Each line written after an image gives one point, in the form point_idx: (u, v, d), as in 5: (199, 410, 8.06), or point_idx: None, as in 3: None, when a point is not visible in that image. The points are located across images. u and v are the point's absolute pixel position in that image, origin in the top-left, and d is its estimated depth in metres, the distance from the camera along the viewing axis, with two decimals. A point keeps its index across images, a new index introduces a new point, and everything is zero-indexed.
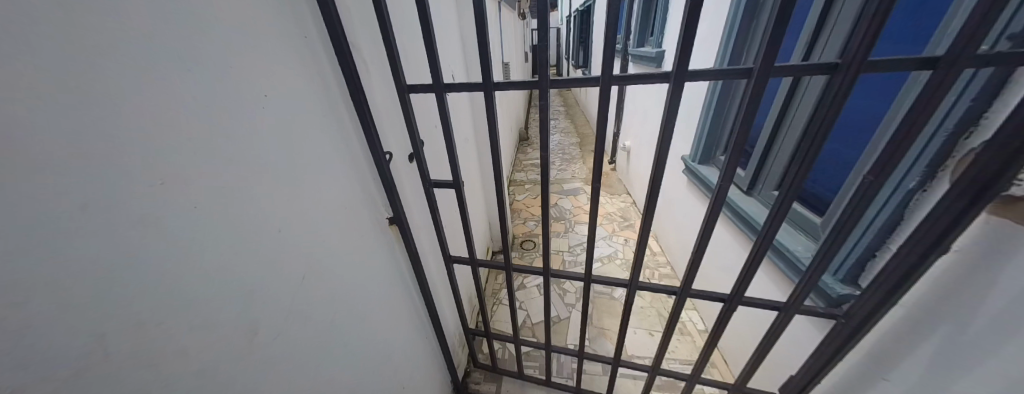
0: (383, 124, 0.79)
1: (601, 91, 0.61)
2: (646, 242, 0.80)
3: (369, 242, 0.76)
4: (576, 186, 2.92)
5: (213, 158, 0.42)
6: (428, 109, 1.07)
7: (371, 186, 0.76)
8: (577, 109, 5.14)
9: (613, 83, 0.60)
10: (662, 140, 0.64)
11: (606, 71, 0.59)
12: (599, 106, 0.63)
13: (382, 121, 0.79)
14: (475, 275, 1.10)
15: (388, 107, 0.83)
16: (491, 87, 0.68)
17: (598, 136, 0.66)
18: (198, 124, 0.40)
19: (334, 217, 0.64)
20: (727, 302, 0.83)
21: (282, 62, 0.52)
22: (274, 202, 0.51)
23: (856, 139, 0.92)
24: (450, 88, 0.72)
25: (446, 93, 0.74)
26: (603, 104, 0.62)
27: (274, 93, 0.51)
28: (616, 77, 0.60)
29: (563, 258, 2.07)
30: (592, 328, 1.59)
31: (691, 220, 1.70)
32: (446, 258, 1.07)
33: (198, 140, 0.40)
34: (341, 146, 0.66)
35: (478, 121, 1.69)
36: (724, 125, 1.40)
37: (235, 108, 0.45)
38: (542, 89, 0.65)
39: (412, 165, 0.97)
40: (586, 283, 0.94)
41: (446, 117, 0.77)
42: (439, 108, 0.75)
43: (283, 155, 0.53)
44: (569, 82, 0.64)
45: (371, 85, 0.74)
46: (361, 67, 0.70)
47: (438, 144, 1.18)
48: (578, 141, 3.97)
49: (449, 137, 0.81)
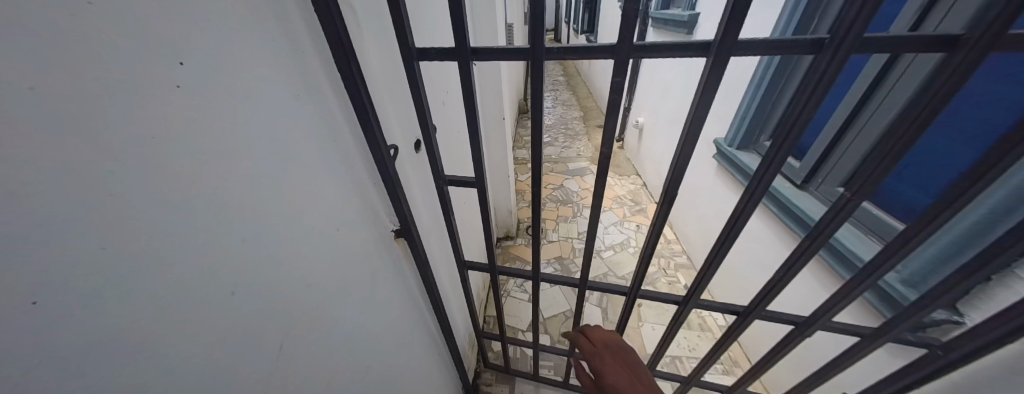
0: (385, 104, 0.58)
1: (712, 64, 0.42)
2: (719, 258, 0.65)
3: (373, 264, 0.58)
4: (582, 165, 2.74)
5: (114, 194, 0.23)
6: (438, 81, 0.84)
7: (373, 193, 0.56)
8: (577, 80, 4.88)
9: (734, 55, 0.41)
10: (784, 139, 0.47)
11: (727, 36, 0.39)
12: (703, 88, 0.44)
13: (385, 98, 0.58)
14: (495, 283, 0.95)
15: (391, 76, 0.61)
16: (542, 57, 0.47)
17: (693, 129, 0.48)
18: (71, 129, 0.21)
19: (323, 243, 0.46)
20: (802, 326, 0.71)
21: (229, 12, 0.30)
22: (226, 240, 0.32)
23: (982, 136, 0.75)
24: (478, 53, 0.52)
25: (473, 62, 0.53)
26: (711, 85, 0.43)
27: (217, 54, 0.30)
28: (740, 46, 0.40)
29: (573, 245, 1.93)
30: (609, 324, 1.50)
31: (717, 209, 1.57)
32: (460, 265, 0.91)
33: (72, 165, 0.21)
34: (329, 137, 0.45)
35: (485, 95, 1.45)
36: (777, 106, 1.21)
37: (138, 104, 0.24)
38: (616, 56, 0.45)
39: (420, 154, 0.76)
40: (630, 298, 0.80)
41: (470, 95, 0.57)
42: (462, 81, 0.55)
43: (237, 162, 0.32)
44: (664, 49, 0.43)
45: (367, 50, 0.52)
46: (354, 21, 0.48)
47: (450, 127, 0.97)
48: (580, 114, 3.75)
49: (473, 123, 0.61)
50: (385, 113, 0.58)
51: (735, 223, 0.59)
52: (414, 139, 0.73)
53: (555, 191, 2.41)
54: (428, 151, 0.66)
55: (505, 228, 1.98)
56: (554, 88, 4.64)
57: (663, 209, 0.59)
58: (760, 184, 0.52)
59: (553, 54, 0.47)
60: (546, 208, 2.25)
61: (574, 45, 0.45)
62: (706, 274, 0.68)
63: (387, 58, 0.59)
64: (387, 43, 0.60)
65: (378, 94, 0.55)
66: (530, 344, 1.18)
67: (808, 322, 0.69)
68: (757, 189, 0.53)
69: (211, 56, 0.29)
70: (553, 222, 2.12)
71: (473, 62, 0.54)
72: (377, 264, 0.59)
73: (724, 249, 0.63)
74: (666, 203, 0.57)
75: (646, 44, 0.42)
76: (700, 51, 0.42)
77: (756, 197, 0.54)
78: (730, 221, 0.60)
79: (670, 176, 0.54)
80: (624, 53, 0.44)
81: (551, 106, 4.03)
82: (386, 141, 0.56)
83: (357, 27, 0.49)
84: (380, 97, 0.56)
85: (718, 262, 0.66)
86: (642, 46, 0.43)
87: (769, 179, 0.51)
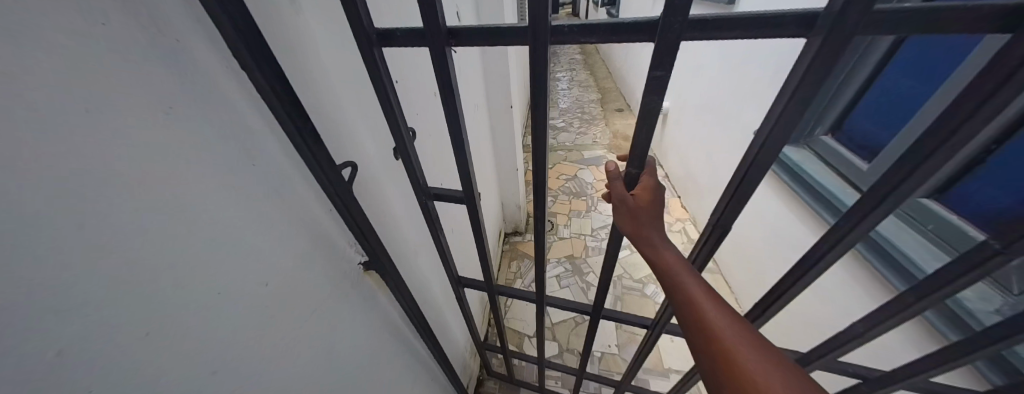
0: (337, 104, 0.46)
1: (817, 51, 0.25)
2: (778, 301, 0.51)
3: (339, 309, 0.46)
4: (598, 154, 2.55)
5: None
6: (423, 69, 0.71)
7: (330, 224, 0.43)
8: (596, 58, 4.57)
9: (856, 36, 0.24)
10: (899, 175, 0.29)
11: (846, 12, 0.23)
12: (796, 89, 0.28)
13: (332, 95, 0.45)
14: (494, 304, 0.84)
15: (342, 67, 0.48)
16: (545, 38, 0.34)
17: (772, 140, 0.33)
18: None
19: (252, 305, 0.33)
20: (876, 382, 0.56)
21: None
22: (77, 333, 0.21)
23: None
24: (458, 36, 0.38)
25: (453, 48, 0.40)
26: (811, 84, 0.27)
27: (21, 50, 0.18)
28: (865, 24, 0.23)
29: (586, 243, 1.80)
30: (621, 332, 1.38)
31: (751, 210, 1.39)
32: (454, 282, 0.80)
33: None
34: (256, 160, 0.33)
35: (489, 81, 1.28)
36: (841, 96, 0.99)
37: None
38: (660, 34, 0.30)
39: (398, 162, 0.63)
40: (654, 332, 0.76)
41: (450, 90, 0.43)
42: (436, 74, 0.41)
43: (81, 222, 0.21)
44: (739, 25, 0.27)
45: (298, 32, 0.39)
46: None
47: (440, 122, 0.84)
48: (598, 97, 3.50)
49: (456, 128, 0.48)
50: (336, 114, 0.46)
51: (806, 265, 0.43)
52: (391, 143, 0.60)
53: (567, 183, 2.25)
54: (402, 158, 0.54)
55: (513, 224, 1.86)
56: (570, 68, 4.36)
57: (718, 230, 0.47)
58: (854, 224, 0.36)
59: (568, 35, 0.34)
60: (558, 201, 2.10)
61: (598, 21, 0.32)
62: (761, 310, 0.54)
63: (333, 44, 0.46)
64: (334, 23, 0.46)
65: (317, 92, 0.42)
66: (536, 360, 1.08)
67: (887, 380, 0.54)
68: (848, 228, 0.36)
69: (38, 40, 0.18)
70: (565, 216, 1.98)
71: (452, 47, 0.40)
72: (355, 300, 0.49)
73: (789, 292, 0.48)
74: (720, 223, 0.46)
75: (707, 16, 0.27)
76: (795, 30, 0.26)
77: (845, 240, 0.37)
78: (801, 262, 0.44)
79: (728, 194, 0.42)
80: (674, 30, 0.29)
81: (566, 88, 3.78)
82: (344, 160, 0.41)
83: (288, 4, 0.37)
84: (323, 95, 0.43)
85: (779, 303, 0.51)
86: (703, 21, 0.27)
87: (875, 219, 0.34)
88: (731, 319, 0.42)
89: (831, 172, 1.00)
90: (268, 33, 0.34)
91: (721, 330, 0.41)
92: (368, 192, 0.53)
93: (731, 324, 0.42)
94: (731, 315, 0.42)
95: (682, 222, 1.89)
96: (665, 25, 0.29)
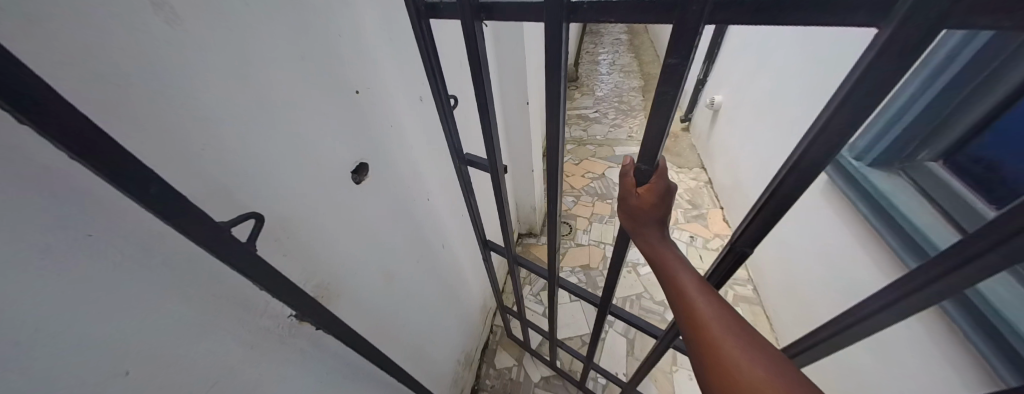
0: (238, 139, 0.36)
1: (884, 42, 0.18)
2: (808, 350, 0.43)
3: (261, 380, 0.40)
4: (632, 150, 2.32)
5: None
6: (401, 76, 0.60)
7: (241, 289, 0.36)
8: (645, 39, 4.16)
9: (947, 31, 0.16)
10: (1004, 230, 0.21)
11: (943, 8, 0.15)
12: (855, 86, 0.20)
13: (236, 128, 0.35)
14: (513, 272, 0.86)
15: (260, 96, 0.37)
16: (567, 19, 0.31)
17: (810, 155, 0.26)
18: None
19: None
20: None
21: None
22: None
23: None
24: (488, 11, 0.37)
25: (483, 24, 0.39)
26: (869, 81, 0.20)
27: None
28: (969, 14, 0.15)
29: (605, 253, 1.65)
30: (632, 359, 1.25)
31: (806, 231, 1.17)
32: (480, 243, 0.83)
33: None
34: (110, 241, 0.26)
35: (502, 73, 1.14)
36: (969, 110, 0.71)
37: None
38: (680, 18, 0.24)
39: (364, 186, 0.55)
40: (660, 341, 0.70)
41: (478, 67, 0.43)
42: (467, 51, 0.41)
43: None
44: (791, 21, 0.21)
45: (211, 42, 0.32)
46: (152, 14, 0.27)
47: (431, 132, 0.75)
48: (642, 84, 3.17)
49: (483, 95, 0.46)
50: (228, 156, 0.35)
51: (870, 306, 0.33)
52: (355, 161, 0.53)
53: (593, 182, 2.08)
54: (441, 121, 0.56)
55: (528, 225, 1.76)
56: (613, 50, 4.00)
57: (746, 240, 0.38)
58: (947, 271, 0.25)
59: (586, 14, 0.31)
60: (580, 202, 1.95)
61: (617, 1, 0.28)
62: (802, 347, 0.43)
63: (253, 62, 0.36)
64: (257, 33, 0.35)
65: (196, 132, 0.32)
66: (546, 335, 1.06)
67: None
68: (931, 276, 0.26)
69: None
70: (586, 220, 1.84)
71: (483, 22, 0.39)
72: (291, 362, 0.43)
73: (842, 336, 0.37)
74: (751, 233, 0.37)
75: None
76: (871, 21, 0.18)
77: (932, 286, 0.27)
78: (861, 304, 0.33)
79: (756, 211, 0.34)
80: (694, 12, 0.23)
81: (607, 72, 3.47)
82: (245, 214, 0.32)
83: (172, 16, 0.29)
84: (214, 130, 0.34)
85: (834, 344, 0.39)
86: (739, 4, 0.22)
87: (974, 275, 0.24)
88: (723, 313, 0.36)
89: (925, 201, 0.77)
90: (99, 62, 0.25)
91: (713, 328, 0.35)
92: (298, 233, 0.45)
93: (723, 321, 0.36)
94: (726, 310, 0.37)
95: (722, 238, 1.66)
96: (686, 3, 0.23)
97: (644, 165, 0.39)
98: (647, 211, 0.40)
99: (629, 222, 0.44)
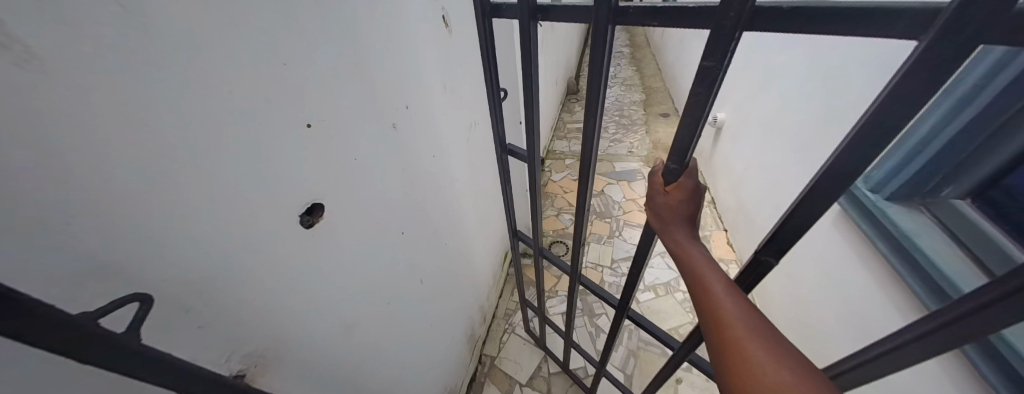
0: (126, 197, 0.29)
1: (916, 58, 0.18)
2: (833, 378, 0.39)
3: None
4: (633, 167, 2.26)
5: None
6: (368, 105, 0.55)
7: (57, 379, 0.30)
8: (647, 52, 4.16)
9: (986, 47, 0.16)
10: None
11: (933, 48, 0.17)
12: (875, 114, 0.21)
13: (125, 184, 0.29)
14: (538, 264, 0.92)
15: (163, 143, 0.31)
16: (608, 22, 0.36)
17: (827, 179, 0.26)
18: None
19: None
20: None
21: None
22: None
23: None
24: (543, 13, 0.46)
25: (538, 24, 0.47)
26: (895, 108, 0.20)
27: None
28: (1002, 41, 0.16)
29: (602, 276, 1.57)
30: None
31: (812, 258, 1.12)
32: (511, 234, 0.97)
33: None
34: None
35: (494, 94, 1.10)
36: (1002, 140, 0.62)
37: None
38: (717, 24, 0.27)
39: (316, 233, 0.49)
40: (677, 357, 0.65)
41: (529, 63, 0.52)
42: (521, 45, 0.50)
43: None
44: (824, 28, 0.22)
45: (84, 89, 0.25)
46: None
47: (408, 163, 0.69)
48: (643, 98, 3.14)
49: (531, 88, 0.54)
50: (107, 219, 0.29)
51: (917, 328, 0.29)
52: (304, 206, 0.47)
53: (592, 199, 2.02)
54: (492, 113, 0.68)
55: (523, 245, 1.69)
56: (615, 64, 3.99)
57: (769, 250, 0.36)
58: (998, 296, 0.22)
59: (633, 16, 0.34)
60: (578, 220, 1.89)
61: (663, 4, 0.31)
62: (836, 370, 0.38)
63: (157, 105, 0.30)
64: (160, 72, 0.29)
65: (66, 194, 0.26)
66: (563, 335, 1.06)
67: None
68: (983, 300, 0.23)
69: None
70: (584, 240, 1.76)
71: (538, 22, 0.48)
72: None
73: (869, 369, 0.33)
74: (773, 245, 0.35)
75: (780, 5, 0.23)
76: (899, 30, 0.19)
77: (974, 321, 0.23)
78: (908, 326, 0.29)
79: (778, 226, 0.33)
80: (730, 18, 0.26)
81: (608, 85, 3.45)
82: (130, 295, 0.26)
83: (25, 57, 0.22)
84: (92, 190, 0.27)
85: (872, 373, 0.35)
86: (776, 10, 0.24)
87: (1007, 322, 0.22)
88: (750, 311, 0.32)
89: (950, 242, 0.70)
90: None
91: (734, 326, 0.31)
92: (204, 300, 0.38)
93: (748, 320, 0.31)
94: (752, 308, 0.32)
95: (725, 263, 1.58)
96: (721, 12, 0.26)
97: (673, 164, 0.39)
98: (674, 209, 0.39)
99: (655, 221, 0.42)
